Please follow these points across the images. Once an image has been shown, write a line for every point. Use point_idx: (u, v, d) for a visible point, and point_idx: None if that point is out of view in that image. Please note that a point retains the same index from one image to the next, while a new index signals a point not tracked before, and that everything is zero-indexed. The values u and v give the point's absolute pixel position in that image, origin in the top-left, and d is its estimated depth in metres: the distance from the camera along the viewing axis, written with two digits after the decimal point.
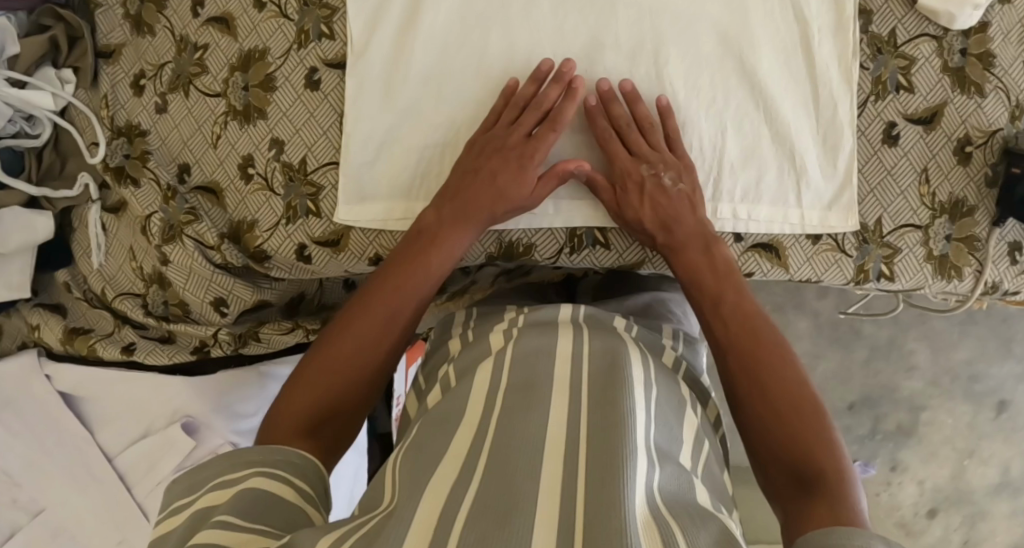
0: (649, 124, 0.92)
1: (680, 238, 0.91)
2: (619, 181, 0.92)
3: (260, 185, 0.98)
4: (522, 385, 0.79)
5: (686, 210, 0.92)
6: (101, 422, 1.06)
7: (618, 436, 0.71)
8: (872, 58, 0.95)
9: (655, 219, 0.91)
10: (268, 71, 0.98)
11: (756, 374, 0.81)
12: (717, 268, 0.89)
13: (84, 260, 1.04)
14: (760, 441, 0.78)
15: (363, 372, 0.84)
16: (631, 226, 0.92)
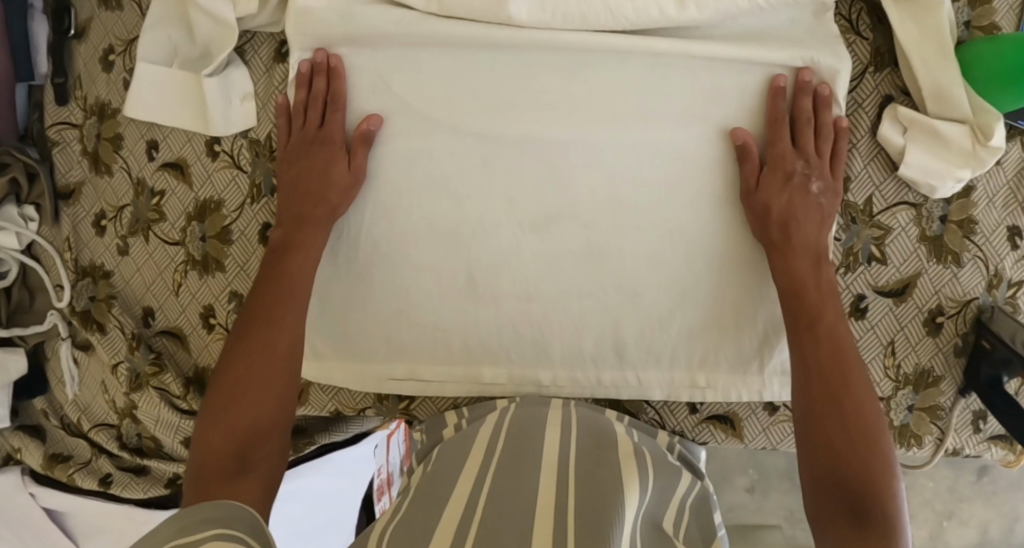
0: (806, 118, 0.87)
1: (797, 244, 0.87)
2: (771, 165, 0.88)
3: (221, 335, 0.99)
4: (512, 468, 0.81)
5: (814, 221, 0.87)
6: (85, 534, 1.11)
7: (607, 514, 0.73)
8: (845, 229, 0.91)
9: (783, 215, 0.87)
10: (224, 224, 0.97)
11: (842, 419, 0.82)
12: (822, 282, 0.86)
13: (60, 389, 1.07)
14: (819, 481, 0.81)
15: (264, 417, 0.84)
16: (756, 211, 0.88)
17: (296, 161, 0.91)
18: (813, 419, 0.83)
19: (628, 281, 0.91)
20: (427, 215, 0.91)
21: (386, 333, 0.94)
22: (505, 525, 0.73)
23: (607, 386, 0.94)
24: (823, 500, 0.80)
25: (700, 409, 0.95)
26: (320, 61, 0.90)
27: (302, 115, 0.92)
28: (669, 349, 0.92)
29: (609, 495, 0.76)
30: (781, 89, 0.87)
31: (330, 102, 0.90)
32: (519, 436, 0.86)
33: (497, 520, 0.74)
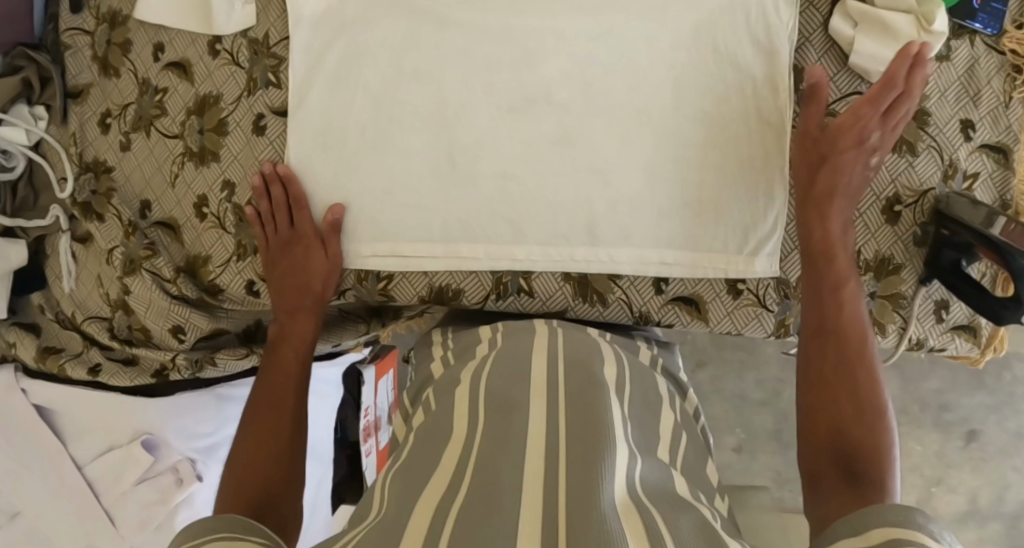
0: (910, 93, 0.89)
1: (823, 193, 0.92)
2: (889, 113, 0.90)
3: (213, 223, 1.04)
4: (506, 387, 0.84)
5: (855, 169, 0.91)
6: (75, 433, 1.16)
7: (597, 428, 0.76)
8: (802, 116, 0.96)
9: (817, 153, 0.92)
10: (221, 116, 1.03)
11: (837, 343, 0.88)
12: (830, 241, 0.91)
13: (56, 285, 1.12)
14: (817, 407, 0.86)
15: (280, 424, 0.92)
16: (864, 113, 0.90)
17: (280, 256, 0.99)
18: (815, 364, 0.88)
19: (598, 164, 0.96)
20: (410, 106, 0.98)
21: (370, 210, 0.98)
22: (505, 447, 0.76)
23: (579, 262, 0.96)
24: (816, 442, 0.84)
25: (665, 289, 0.97)
26: (333, 214, 0.97)
27: (271, 221, 1.00)
28: (638, 224, 0.96)
29: (597, 406, 0.80)
30: (910, 55, 0.88)
31: (293, 204, 0.99)
32: (509, 355, 0.89)
33: (498, 438, 0.77)
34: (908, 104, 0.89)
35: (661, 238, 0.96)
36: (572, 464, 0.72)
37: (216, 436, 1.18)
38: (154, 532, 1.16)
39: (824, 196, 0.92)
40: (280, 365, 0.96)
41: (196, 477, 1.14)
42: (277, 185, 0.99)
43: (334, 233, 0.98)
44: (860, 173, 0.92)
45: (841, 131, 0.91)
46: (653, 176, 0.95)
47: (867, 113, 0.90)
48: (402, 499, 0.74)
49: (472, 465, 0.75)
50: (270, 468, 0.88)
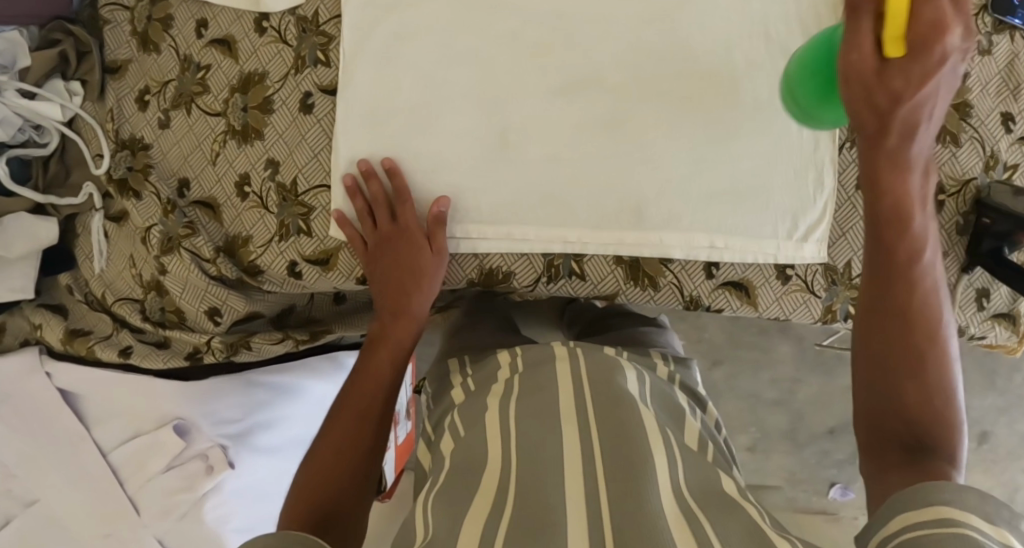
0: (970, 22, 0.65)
1: (896, 113, 0.69)
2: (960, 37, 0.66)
3: (255, 203, 1.02)
4: (537, 406, 0.84)
5: (933, 70, 0.66)
6: (98, 418, 1.13)
7: (632, 441, 0.78)
8: None
9: (917, 87, 0.67)
10: (266, 94, 1.01)
11: (897, 290, 0.77)
12: (900, 128, 0.71)
13: (86, 265, 1.10)
14: (883, 399, 0.76)
15: (366, 419, 0.89)
16: (893, 72, 0.66)
17: (382, 252, 0.96)
18: (871, 289, 0.78)
19: (648, 148, 0.95)
20: (460, 88, 0.97)
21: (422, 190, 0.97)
22: (547, 471, 0.75)
23: (629, 246, 0.96)
24: (875, 397, 0.76)
25: (716, 273, 0.97)
26: (437, 213, 0.95)
27: (369, 217, 0.97)
28: (688, 208, 0.96)
29: (630, 423, 0.80)
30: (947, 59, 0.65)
31: (398, 200, 0.96)
32: (533, 376, 0.89)
33: (537, 452, 0.78)
34: (905, 109, 0.69)
35: (711, 224, 0.96)
36: (612, 477, 0.74)
37: (246, 422, 1.13)
38: (179, 521, 1.11)
39: (908, 123, 0.71)
40: (372, 369, 0.93)
41: (227, 464, 1.10)
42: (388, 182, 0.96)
43: (438, 230, 0.95)
44: (946, 75, 0.67)
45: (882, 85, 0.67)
46: (702, 162, 0.96)
47: (867, 117, 0.71)
48: (445, 516, 0.74)
49: (515, 473, 0.77)
50: (338, 465, 0.84)
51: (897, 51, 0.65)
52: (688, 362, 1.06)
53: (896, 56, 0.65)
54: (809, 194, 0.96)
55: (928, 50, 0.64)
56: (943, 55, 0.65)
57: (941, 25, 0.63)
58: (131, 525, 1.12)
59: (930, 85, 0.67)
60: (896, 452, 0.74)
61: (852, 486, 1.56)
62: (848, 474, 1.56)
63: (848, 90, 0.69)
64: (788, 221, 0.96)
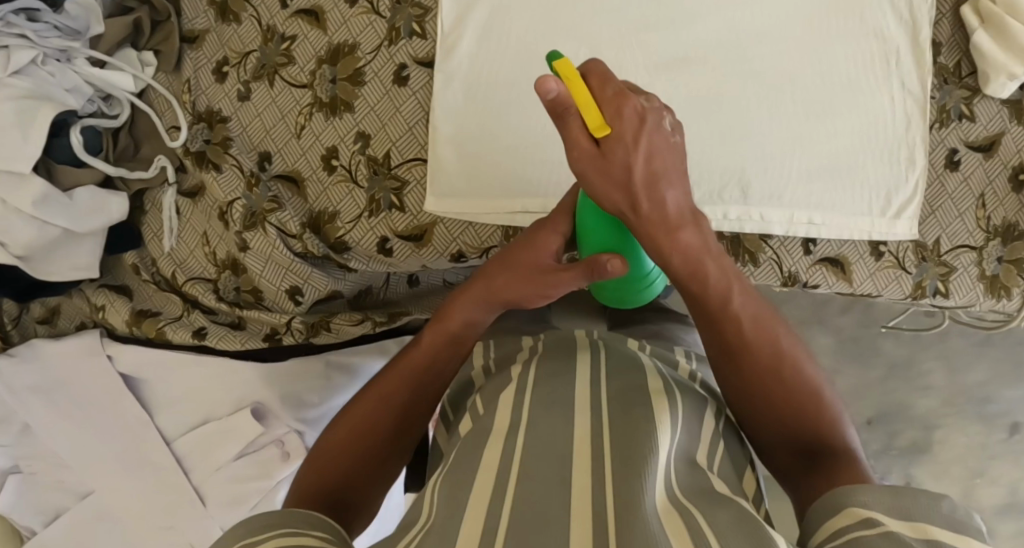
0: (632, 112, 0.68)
1: (647, 217, 0.71)
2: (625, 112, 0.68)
3: (343, 177, 0.99)
4: (554, 389, 0.74)
5: (631, 144, 0.68)
6: (162, 404, 1.08)
7: (640, 432, 0.67)
8: (938, 88, 0.99)
9: (651, 172, 0.69)
10: (357, 66, 0.99)
11: (736, 340, 0.74)
12: (667, 226, 0.71)
13: (155, 243, 1.05)
14: (784, 439, 0.72)
15: (399, 405, 0.81)
16: (606, 157, 0.68)
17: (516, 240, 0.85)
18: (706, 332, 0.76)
19: (749, 126, 0.96)
20: (562, 61, 0.96)
21: (527, 168, 0.95)
22: (554, 442, 0.67)
23: (732, 221, 0.97)
24: (771, 430, 0.73)
25: (814, 250, 0.99)
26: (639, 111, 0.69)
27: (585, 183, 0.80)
28: (786, 185, 0.97)
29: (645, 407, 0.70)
30: (626, 102, 0.68)
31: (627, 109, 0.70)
32: (551, 360, 0.79)
33: (544, 430, 0.68)
34: (667, 189, 0.70)
35: (809, 200, 0.97)
36: (619, 458, 0.64)
37: (325, 410, 1.10)
38: (249, 511, 1.08)
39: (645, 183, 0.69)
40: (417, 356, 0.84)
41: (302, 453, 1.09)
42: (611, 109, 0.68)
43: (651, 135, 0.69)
44: (653, 141, 0.69)
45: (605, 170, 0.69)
46: (800, 139, 0.97)
47: (616, 198, 0.70)
48: (449, 493, 0.64)
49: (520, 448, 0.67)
50: (357, 450, 0.79)
51: (606, 127, 0.68)
52: (714, 367, 0.89)
53: (603, 135, 0.68)
54: (902, 172, 0.98)
55: (621, 117, 0.68)
56: (635, 114, 0.68)
57: (639, 113, 0.68)
58: (194, 516, 1.07)
59: (642, 150, 0.68)
60: (803, 476, 0.70)
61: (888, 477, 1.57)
62: (883, 465, 1.57)
63: (599, 190, 0.70)
64: (882, 198, 0.98)
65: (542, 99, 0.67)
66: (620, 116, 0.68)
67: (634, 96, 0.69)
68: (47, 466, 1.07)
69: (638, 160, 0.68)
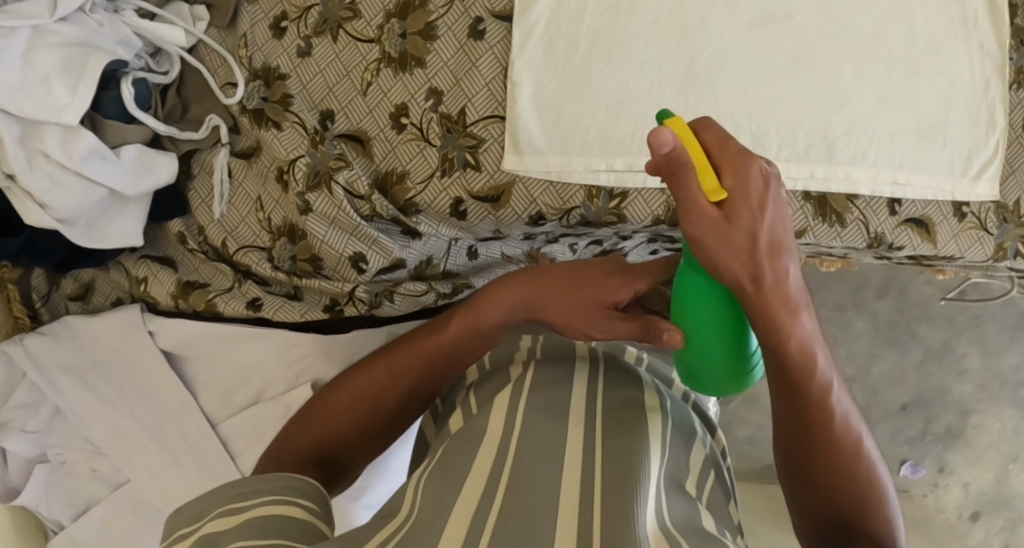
0: (755, 178, 0.61)
1: (764, 295, 0.62)
2: (739, 181, 0.60)
3: (414, 135, 0.94)
4: (550, 401, 0.75)
5: (749, 216, 0.60)
6: (208, 383, 1.02)
7: (632, 453, 0.69)
8: (1017, 49, 0.98)
9: (769, 244, 0.61)
10: (429, 20, 0.94)
11: (825, 426, 0.69)
12: (782, 306, 0.62)
13: (203, 210, 0.99)
14: (834, 515, 0.70)
15: (405, 382, 0.87)
16: (719, 230, 0.60)
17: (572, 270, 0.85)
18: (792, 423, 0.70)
19: (835, 85, 0.94)
20: (647, 18, 0.93)
21: (614, 126, 0.92)
22: (543, 450, 0.68)
23: (819, 181, 0.95)
24: (809, 514, 0.72)
25: (900, 210, 0.97)
26: (761, 184, 0.61)
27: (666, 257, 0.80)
28: (871, 146, 0.95)
29: (638, 426, 0.73)
30: (747, 171, 0.61)
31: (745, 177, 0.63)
32: (551, 368, 0.80)
33: (535, 441, 0.70)
34: (788, 262, 0.62)
35: (894, 161, 0.95)
36: (611, 479, 0.66)
37: None
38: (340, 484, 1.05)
39: (768, 255, 0.61)
40: (434, 340, 0.88)
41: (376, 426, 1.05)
42: (733, 187, 0.60)
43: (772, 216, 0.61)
44: (773, 208, 0.60)
45: (724, 241, 0.60)
46: (886, 98, 0.95)
47: (733, 269, 0.61)
48: (437, 492, 0.66)
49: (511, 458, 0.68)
50: (351, 410, 0.86)
51: (725, 192, 0.60)
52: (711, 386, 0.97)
53: (721, 200, 0.60)
54: (984, 135, 0.97)
55: (744, 179, 0.61)
56: (759, 176, 0.61)
57: (758, 177, 0.60)
58: None
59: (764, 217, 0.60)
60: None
61: (923, 463, 1.58)
62: (919, 451, 1.58)
63: (714, 260, 0.61)
64: (965, 161, 0.97)
65: (655, 152, 0.60)
66: (734, 185, 0.60)
67: (754, 154, 0.62)
68: (80, 453, 1.01)
69: (763, 230, 0.60)
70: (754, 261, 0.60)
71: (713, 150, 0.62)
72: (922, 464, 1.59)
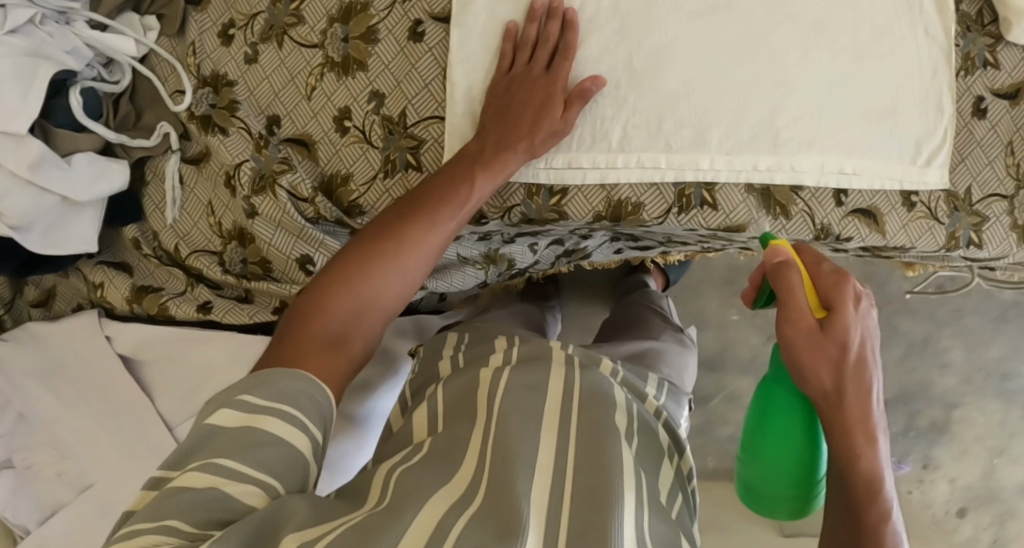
0: (848, 292, 0.80)
1: (847, 395, 0.78)
2: (836, 295, 0.80)
3: (356, 137, 0.95)
4: (524, 407, 0.83)
5: (850, 322, 0.78)
6: (165, 387, 1.03)
7: (605, 464, 0.77)
8: (963, 35, 0.98)
9: (857, 353, 0.78)
10: (371, 23, 0.96)
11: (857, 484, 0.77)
12: (852, 409, 0.78)
13: (156, 216, 1.01)
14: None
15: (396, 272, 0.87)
16: (826, 337, 0.78)
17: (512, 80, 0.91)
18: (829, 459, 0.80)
19: (779, 73, 0.93)
20: (587, 13, 0.93)
21: None
22: (524, 446, 0.78)
23: (762, 172, 0.94)
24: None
25: (846, 201, 0.97)
26: (853, 296, 0.80)
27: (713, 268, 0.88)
28: (816, 135, 0.94)
29: (610, 428, 0.81)
30: (845, 283, 0.80)
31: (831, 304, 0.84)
32: (526, 373, 0.87)
33: (511, 457, 0.77)
34: (873, 378, 0.79)
35: (840, 149, 0.94)
36: (581, 486, 0.74)
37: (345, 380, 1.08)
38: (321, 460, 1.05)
39: (857, 360, 0.78)
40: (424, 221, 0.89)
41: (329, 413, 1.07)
42: (837, 298, 0.79)
43: (864, 327, 0.79)
44: (864, 318, 0.80)
45: (825, 345, 0.78)
46: (830, 86, 0.94)
47: (827, 375, 0.78)
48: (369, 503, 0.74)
49: (488, 476, 0.76)
50: (348, 306, 0.85)
51: (823, 310, 0.80)
52: (679, 401, 1.02)
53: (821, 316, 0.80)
54: (931, 124, 0.96)
55: (838, 297, 0.80)
56: (854, 290, 0.81)
57: (853, 293, 0.79)
58: None
59: (856, 329, 0.79)
60: None
61: (908, 459, 1.55)
62: (904, 446, 1.55)
63: (811, 367, 0.78)
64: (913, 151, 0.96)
65: (770, 261, 0.82)
66: (834, 296, 0.80)
67: (850, 276, 0.81)
68: (47, 457, 1.00)
69: (854, 343, 0.78)
70: (847, 365, 0.78)
71: (816, 273, 0.82)
72: (907, 460, 1.55)
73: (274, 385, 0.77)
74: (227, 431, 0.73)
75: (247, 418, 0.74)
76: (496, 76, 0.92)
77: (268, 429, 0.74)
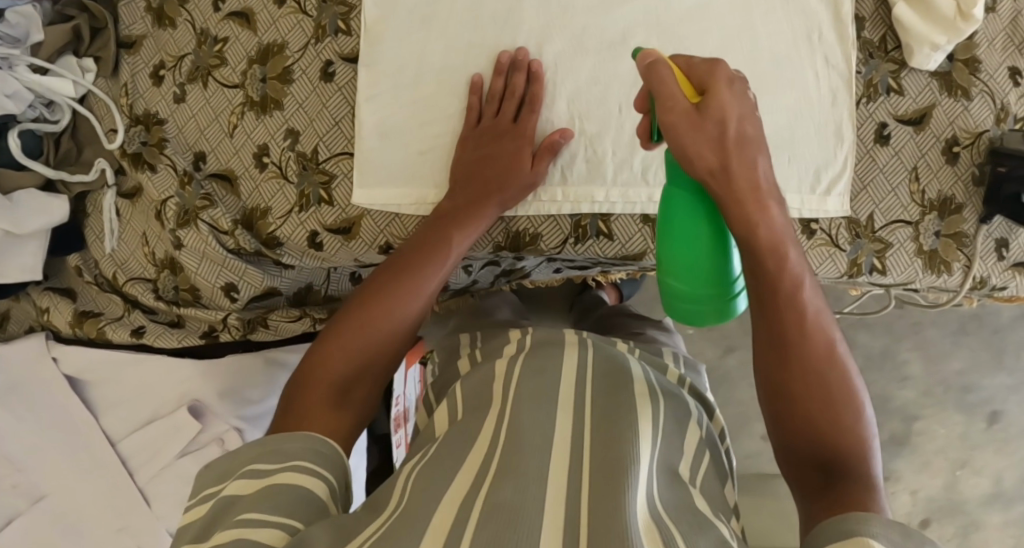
0: (722, 75, 0.74)
1: (738, 189, 0.73)
2: (709, 77, 0.73)
3: (274, 172, 1.01)
4: (533, 387, 0.77)
5: (727, 98, 0.73)
6: (108, 404, 1.11)
7: (621, 445, 0.70)
8: (864, 62, 0.99)
9: (737, 136, 0.73)
10: (286, 64, 1.01)
11: (820, 400, 0.72)
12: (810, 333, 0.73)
13: (96, 245, 1.08)
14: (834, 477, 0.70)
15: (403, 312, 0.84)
16: (700, 119, 0.72)
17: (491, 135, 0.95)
18: (770, 350, 0.73)
19: None
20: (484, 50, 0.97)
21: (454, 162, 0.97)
22: (535, 433, 0.72)
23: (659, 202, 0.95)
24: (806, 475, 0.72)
25: None
26: (726, 74, 0.74)
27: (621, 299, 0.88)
28: None
29: (625, 417, 0.73)
30: (715, 68, 0.74)
31: None
32: (540, 355, 0.81)
33: (521, 441, 0.70)
34: (753, 156, 0.74)
35: None
36: (597, 467, 0.68)
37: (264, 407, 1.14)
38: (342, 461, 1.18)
39: (738, 145, 0.73)
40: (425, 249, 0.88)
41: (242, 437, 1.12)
42: (710, 81, 0.73)
43: (745, 119, 0.74)
44: (744, 104, 0.74)
45: (703, 131, 0.72)
46: None
47: (710, 155, 0.72)
48: None
49: (501, 451, 0.70)
50: (358, 351, 0.82)
51: (698, 95, 0.74)
52: (698, 368, 1.00)
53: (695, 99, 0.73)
54: (831, 151, 0.97)
55: (711, 79, 0.74)
56: (731, 75, 0.74)
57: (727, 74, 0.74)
58: (145, 518, 1.10)
59: (731, 105, 0.73)
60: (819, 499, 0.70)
61: None
62: None
63: (689, 147, 0.72)
64: (813, 178, 0.97)
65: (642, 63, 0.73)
66: (710, 83, 0.73)
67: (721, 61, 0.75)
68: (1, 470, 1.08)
69: (733, 120, 0.72)
70: (733, 156, 0.72)
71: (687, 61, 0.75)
72: None
73: (278, 445, 0.73)
74: (236, 501, 0.68)
75: (253, 484, 0.69)
76: (465, 132, 0.96)
77: (281, 492, 0.68)
